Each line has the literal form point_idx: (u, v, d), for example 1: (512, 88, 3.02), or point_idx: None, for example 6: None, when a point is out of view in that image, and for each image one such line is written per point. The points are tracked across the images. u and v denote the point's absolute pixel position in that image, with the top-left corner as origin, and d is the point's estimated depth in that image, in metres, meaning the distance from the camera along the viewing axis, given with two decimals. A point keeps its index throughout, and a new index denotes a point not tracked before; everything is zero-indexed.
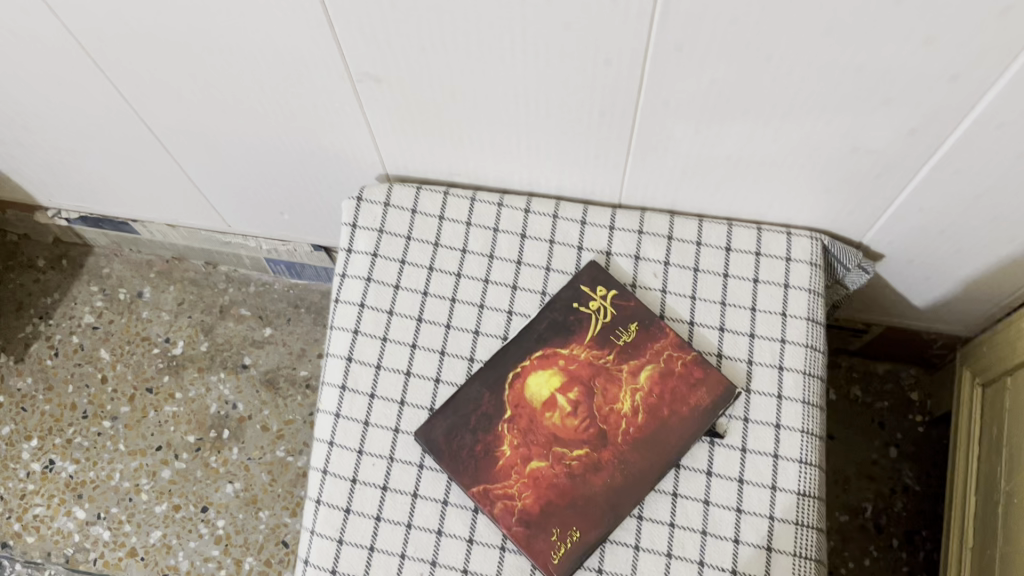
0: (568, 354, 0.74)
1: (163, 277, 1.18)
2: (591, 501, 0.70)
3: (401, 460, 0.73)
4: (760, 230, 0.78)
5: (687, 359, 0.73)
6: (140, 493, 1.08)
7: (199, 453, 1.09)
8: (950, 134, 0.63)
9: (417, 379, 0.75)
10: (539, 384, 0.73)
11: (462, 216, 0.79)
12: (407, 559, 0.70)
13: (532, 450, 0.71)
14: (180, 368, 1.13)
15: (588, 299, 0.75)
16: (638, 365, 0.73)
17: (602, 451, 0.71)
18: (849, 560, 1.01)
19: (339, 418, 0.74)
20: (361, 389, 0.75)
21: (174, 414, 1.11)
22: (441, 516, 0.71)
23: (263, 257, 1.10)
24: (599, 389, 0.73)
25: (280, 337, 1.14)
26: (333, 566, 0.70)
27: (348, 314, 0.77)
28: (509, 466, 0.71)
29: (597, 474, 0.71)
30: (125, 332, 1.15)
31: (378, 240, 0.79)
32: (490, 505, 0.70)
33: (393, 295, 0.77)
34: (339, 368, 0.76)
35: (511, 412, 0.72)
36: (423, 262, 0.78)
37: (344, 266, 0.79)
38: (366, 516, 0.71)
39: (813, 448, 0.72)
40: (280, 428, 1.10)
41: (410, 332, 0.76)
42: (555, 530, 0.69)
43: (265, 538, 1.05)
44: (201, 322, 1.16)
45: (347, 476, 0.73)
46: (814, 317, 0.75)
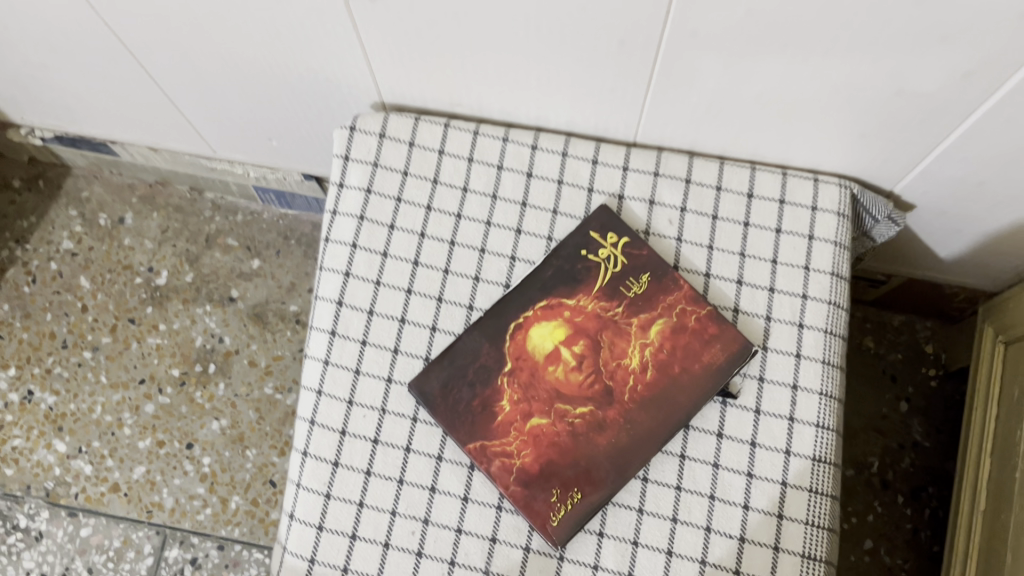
0: (574, 305, 0.69)
1: (145, 202, 1.12)
2: (595, 461, 0.66)
3: (393, 412, 0.68)
4: (785, 176, 0.73)
5: (701, 313, 0.68)
6: (122, 428, 1.04)
7: (184, 387, 1.05)
8: (1009, 78, 0.56)
9: (412, 327, 0.70)
10: (542, 336, 0.68)
11: (463, 151, 0.73)
12: (398, 516, 0.67)
13: (533, 406, 0.67)
14: (163, 300, 1.08)
15: (597, 246, 0.70)
16: (648, 319, 0.68)
17: (607, 409, 0.67)
18: (853, 515, 0.99)
19: (329, 365, 0.69)
20: (352, 335, 0.70)
21: (157, 346, 1.07)
22: (435, 472, 0.67)
23: (252, 185, 1.05)
24: (606, 344, 0.68)
25: (268, 270, 1.09)
26: (320, 522, 0.67)
27: (340, 254, 0.72)
28: (508, 422, 0.67)
29: (601, 434, 0.66)
30: (106, 260, 1.10)
31: (373, 175, 0.73)
32: (487, 462, 0.66)
33: (388, 236, 0.72)
34: (328, 312, 0.71)
35: (512, 365, 0.68)
36: (421, 201, 0.72)
37: (336, 202, 0.73)
38: (356, 470, 0.68)
39: (831, 411, 0.68)
40: (268, 364, 1.06)
41: (405, 276, 0.71)
42: (555, 491, 0.65)
43: (253, 477, 1.02)
44: (186, 252, 1.10)
45: (335, 428, 0.68)
46: (839, 272, 0.70)
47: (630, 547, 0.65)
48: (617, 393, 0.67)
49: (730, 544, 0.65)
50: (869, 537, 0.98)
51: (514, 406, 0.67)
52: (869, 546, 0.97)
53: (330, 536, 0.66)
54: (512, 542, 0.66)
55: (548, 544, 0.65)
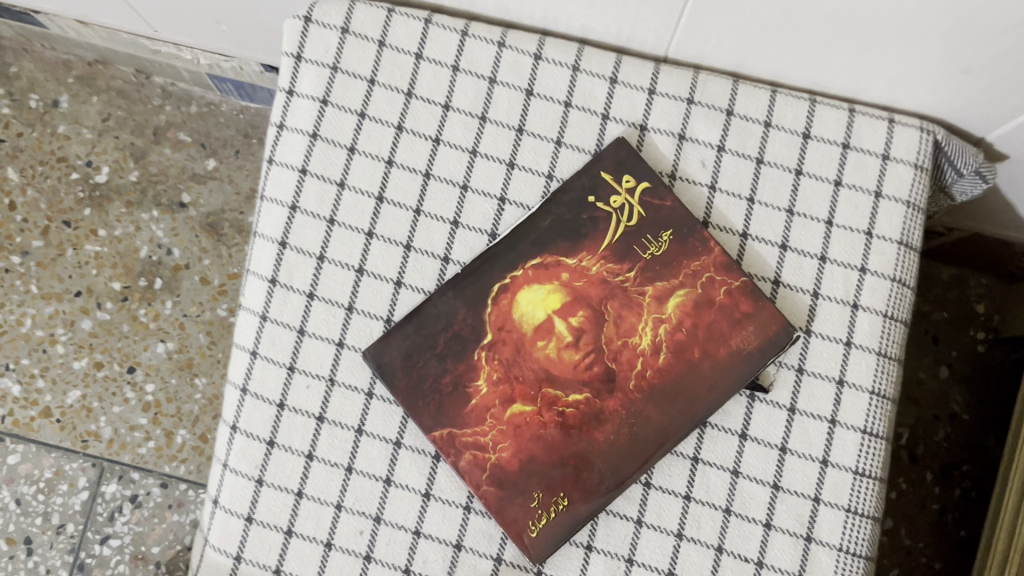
0: (575, 266, 0.55)
1: (84, 84, 0.96)
2: (587, 461, 0.53)
3: (343, 384, 0.55)
4: (853, 113, 0.57)
5: (733, 285, 0.54)
6: (55, 345, 0.92)
7: (126, 304, 0.92)
8: None
9: (371, 280, 0.56)
10: (532, 304, 0.55)
11: (448, 57, 0.58)
12: (343, 511, 0.55)
13: (515, 390, 0.54)
14: (103, 201, 0.94)
15: (608, 192, 0.55)
16: (667, 288, 0.55)
17: (607, 399, 0.54)
18: None
19: (267, 322, 0.56)
20: (297, 286, 0.56)
21: (96, 255, 0.93)
22: (391, 461, 0.55)
23: (205, 72, 0.89)
24: (611, 317, 0.54)
25: (225, 173, 0.94)
26: (249, 513, 0.55)
27: (285, 182, 0.57)
28: (484, 408, 0.54)
29: (598, 429, 0.54)
30: (37, 150, 0.94)
31: (331, 82, 0.57)
32: (455, 455, 0.54)
33: (347, 161, 0.57)
34: (269, 255, 0.57)
35: (493, 338, 0.54)
36: (390, 119, 0.57)
37: (283, 113, 0.58)
38: (295, 452, 0.55)
39: (882, 414, 0.55)
40: (222, 282, 0.93)
41: (367, 216, 0.57)
42: (537, 495, 0.53)
43: (202, 410, 0.91)
44: (130, 145, 0.95)
45: (272, 400, 0.56)
46: (908, 241, 0.56)
47: (623, 565, 0.54)
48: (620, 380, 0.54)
49: (745, 568, 0.54)
50: (890, 517, 0.87)
51: (492, 389, 0.54)
52: (889, 527, 0.87)
53: (261, 530, 0.55)
54: (480, 550, 0.54)
55: (524, 557, 0.53)
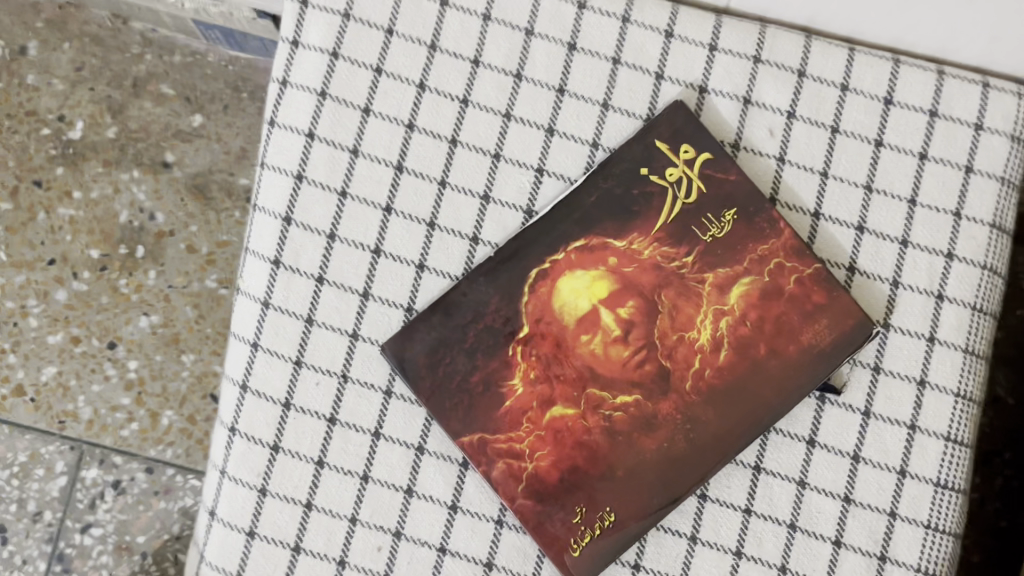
0: (624, 250, 0.48)
1: (54, 28, 0.86)
2: (637, 473, 0.47)
3: (357, 382, 0.49)
4: (943, 76, 0.50)
5: (804, 273, 0.48)
6: (27, 319, 0.84)
7: (105, 273, 0.85)
8: None
9: (390, 262, 0.49)
10: (575, 292, 0.48)
11: (478, 4, 0.50)
12: (359, 525, 0.48)
13: (555, 391, 0.47)
14: (78, 160, 0.85)
15: (664, 164, 0.48)
16: (730, 276, 0.48)
17: (660, 402, 0.47)
18: None
19: (269, 309, 0.49)
20: (304, 269, 0.49)
21: (71, 220, 0.85)
22: (413, 469, 0.48)
23: (189, 17, 0.80)
24: (666, 309, 0.48)
25: (213, 129, 0.86)
26: (251, 527, 0.48)
27: (290, 148, 0.49)
28: (519, 411, 0.47)
29: (649, 437, 0.47)
30: (3, 102, 0.85)
31: (342, 31, 0.50)
32: (487, 464, 0.47)
33: (361, 125, 0.49)
34: (271, 232, 0.49)
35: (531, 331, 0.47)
36: (411, 76, 0.50)
37: (287, 67, 0.50)
38: (303, 459, 0.48)
39: (967, 419, 0.49)
40: (211, 251, 0.85)
41: (384, 189, 0.49)
42: (579, 509, 0.47)
43: (189, 389, 0.84)
44: (107, 98, 0.86)
45: (276, 399, 0.49)
46: (1000, 224, 0.50)
47: None
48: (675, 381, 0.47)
49: None
50: None
51: (529, 390, 0.47)
52: None
53: (264, 547, 0.48)
54: (514, 569, 0.48)
55: None
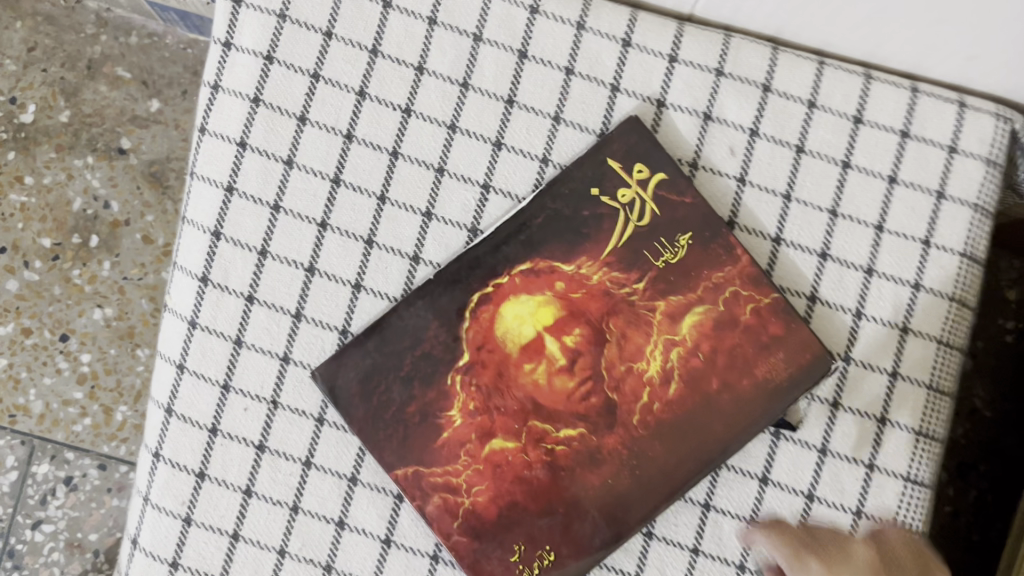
0: (572, 274, 0.45)
1: (6, 6, 0.83)
2: (578, 509, 0.45)
3: (288, 408, 0.46)
4: (917, 93, 0.47)
5: (761, 302, 0.45)
6: None
7: (57, 263, 0.82)
8: None
9: (324, 282, 0.46)
10: (518, 318, 0.45)
11: (424, 7, 0.47)
12: (287, 557, 0.46)
13: (495, 423, 0.45)
14: (29, 144, 0.82)
15: (616, 183, 0.45)
16: (683, 304, 0.45)
17: (605, 436, 0.45)
18: None
19: (196, 329, 0.46)
20: (232, 287, 0.46)
21: (22, 206, 0.82)
22: (345, 500, 0.46)
23: None
24: (614, 337, 0.45)
25: (170, 115, 0.82)
26: (175, 557, 0.46)
27: (220, 158, 0.46)
28: (456, 444, 0.45)
29: (592, 472, 0.45)
30: None
31: (278, 34, 0.47)
32: (421, 499, 0.45)
33: (297, 134, 0.47)
34: (199, 247, 0.46)
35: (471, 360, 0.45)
36: (351, 83, 0.47)
37: (218, 71, 0.47)
38: (230, 487, 0.46)
39: (929, 459, 0.46)
40: (168, 242, 0.82)
41: (320, 204, 0.46)
42: (517, 545, 0.45)
43: (144, 385, 0.81)
44: (60, 80, 0.82)
45: (202, 424, 0.46)
46: (973, 252, 0.47)
47: None
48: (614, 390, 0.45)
49: None
50: None
51: (468, 421, 0.45)
52: None
53: None
54: None
55: None
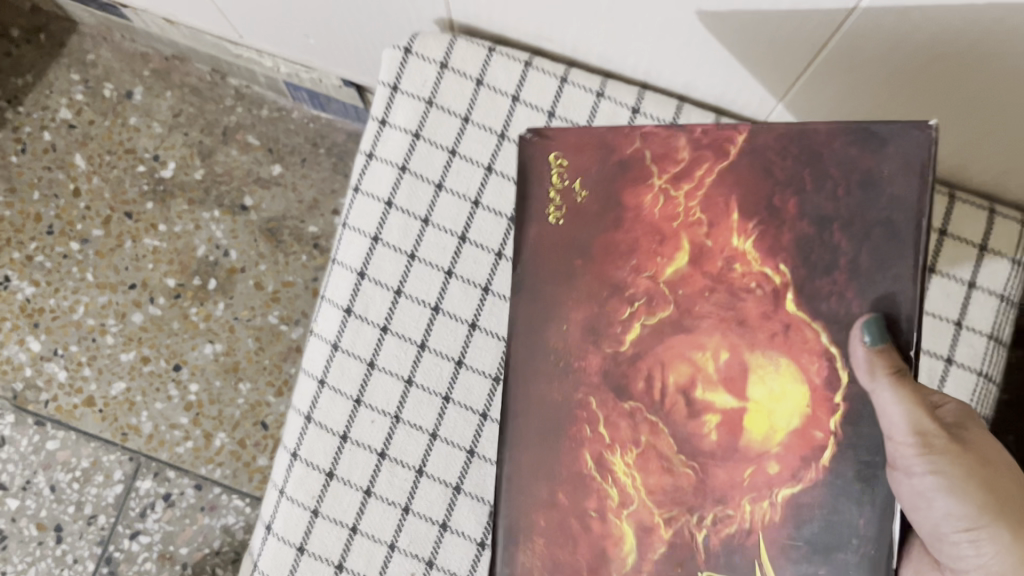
0: (794, 492, 0.42)
1: (159, 77, 0.95)
2: (526, 291, 0.49)
3: (407, 422, 0.55)
4: (953, 198, 0.54)
5: (582, 564, 0.45)
6: (104, 336, 0.92)
7: (178, 301, 0.92)
8: None
9: (446, 320, 0.56)
10: (779, 413, 0.43)
11: (544, 101, 0.57)
12: (396, 551, 0.54)
13: (708, 268, 0.45)
14: (166, 195, 0.94)
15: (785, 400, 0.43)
16: (637, 533, 0.44)
17: (586, 358, 0.47)
18: None
19: (337, 351, 0.56)
20: (371, 319, 0.56)
21: (154, 249, 0.93)
22: (449, 506, 0.54)
23: (281, 78, 0.88)
24: (666, 475, 0.44)
25: (289, 179, 0.94)
26: (301, 543, 0.54)
27: (369, 213, 0.57)
28: (760, 204, 0.45)
29: (577, 335, 0.47)
30: (106, 139, 0.95)
31: (425, 116, 0.57)
32: (752, 135, 0.46)
33: (433, 198, 0.57)
34: (346, 284, 0.56)
35: (841, 294, 0.43)
36: (481, 159, 0.57)
37: (374, 143, 0.58)
38: (353, 487, 0.54)
39: None
40: (276, 289, 0.92)
41: (447, 254, 0.56)
42: (551, 216, 0.49)
43: (243, 415, 0.91)
44: (199, 143, 0.94)
45: (335, 430, 0.55)
46: (999, 336, 0.53)
47: None
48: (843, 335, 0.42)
49: None
50: None
51: (768, 271, 0.44)
52: None
53: (311, 562, 0.54)
54: None
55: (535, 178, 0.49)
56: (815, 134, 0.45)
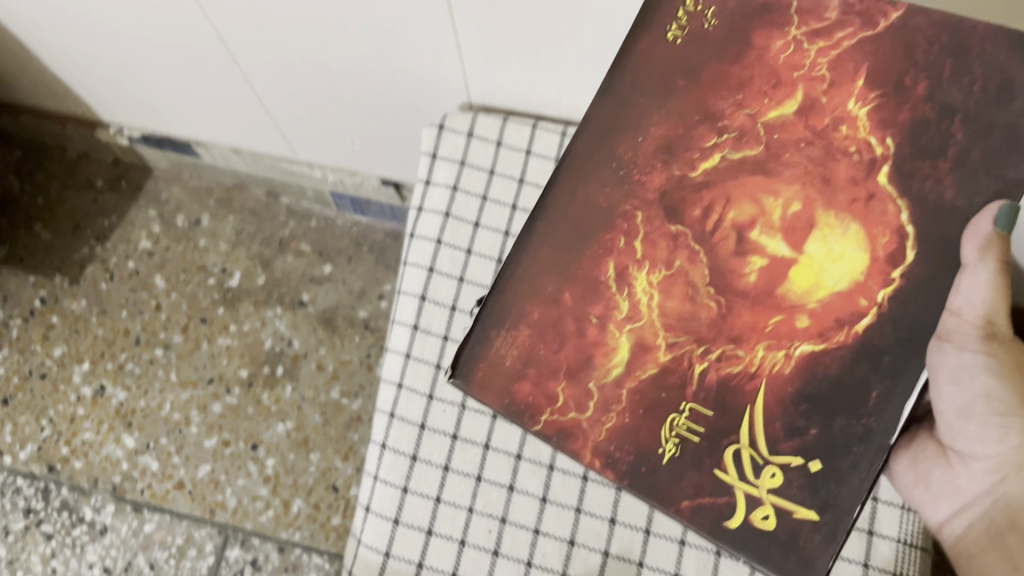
0: (815, 350, 0.45)
1: (222, 205, 1.13)
2: (621, 92, 0.52)
3: (472, 408, 0.67)
4: None
5: (562, 363, 0.49)
6: (189, 426, 1.05)
7: (252, 389, 1.06)
8: None
9: None
10: (831, 271, 0.46)
11: (551, 152, 0.74)
12: (475, 513, 0.65)
13: (814, 121, 0.48)
14: (235, 300, 1.09)
15: (840, 266, 0.46)
16: (634, 352, 0.48)
17: (650, 172, 0.50)
18: None
19: (410, 359, 0.69)
20: (434, 330, 0.70)
21: (227, 347, 1.08)
22: (513, 471, 0.66)
23: (328, 189, 1.05)
24: (688, 302, 0.48)
25: (339, 275, 1.09)
26: (396, 515, 0.66)
27: (424, 250, 0.72)
28: (890, 80, 0.47)
29: (648, 148, 0.51)
30: (181, 261, 1.11)
31: (459, 173, 0.73)
32: (907, 15, 0.48)
33: (473, 233, 0.72)
34: (411, 307, 0.71)
35: (939, 180, 0.45)
36: (507, 199, 0.73)
37: (422, 199, 0.74)
38: (434, 465, 0.66)
39: None
40: (336, 368, 1.06)
41: (489, 274, 0.71)
42: (670, 33, 0.52)
43: (315, 481, 1.02)
44: (259, 255, 1.11)
45: (415, 421, 0.67)
46: None
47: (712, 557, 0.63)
48: (968, 220, 0.44)
49: None
50: None
51: (871, 140, 0.47)
52: None
53: (406, 531, 0.65)
54: (591, 545, 0.64)
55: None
56: (971, 31, 0.47)
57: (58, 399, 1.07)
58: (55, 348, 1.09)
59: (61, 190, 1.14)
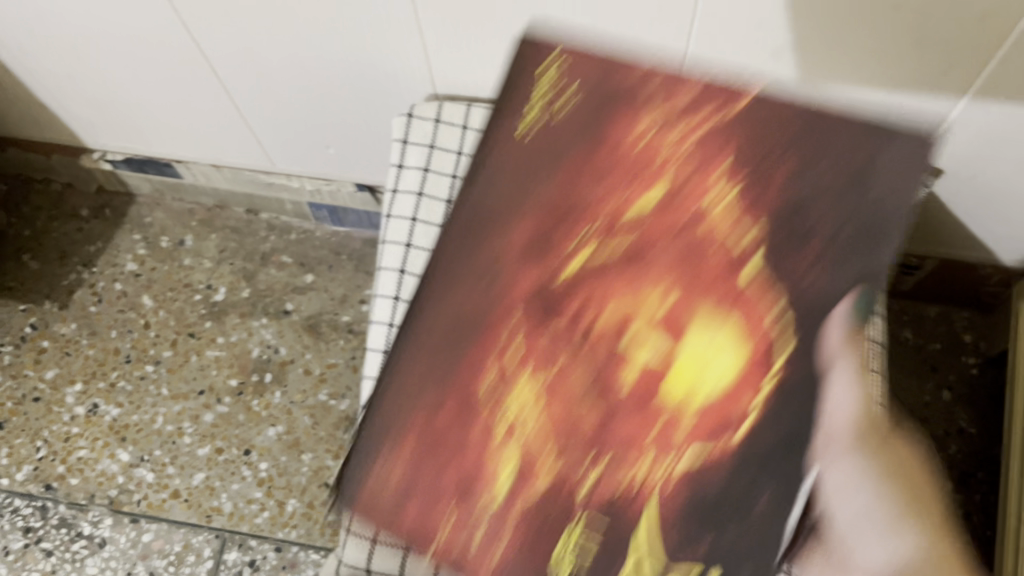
0: (713, 440, 0.54)
1: (205, 225, 1.18)
2: (544, 126, 0.68)
3: None
4: None
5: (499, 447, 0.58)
6: (183, 437, 1.08)
7: (242, 397, 1.09)
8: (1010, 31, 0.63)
9: None
10: (708, 376, 0.56)
11: None
12: None
13: (678, 210, 0.63)
14: (222, 313, 1.13)
15: (723, 363, 0.57)
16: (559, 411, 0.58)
17: (587, 206, 0.64)
18: None
19: (392, 327, 0.73)
20: (414, 299, 0.73)
21: (216, 358, 1.11)
22: None
23: (305, 201, 1.10)
24: (593, 373, 0.58)
25: (321, 284, 1.14)
26: None
27: (401, 228, 0.75)
28: (762, 155, 0.64)
29: (586, 176, 0.65)
30: (167, 280, 1.15)
31: (430, 155, 0.78)
32: None
33: (446, 210, 0.76)
34: (392, 280, 0.74)
35: (815, 263, 0.60)
36: None
37: (395, 181, 0.78)
38: None
39: None
40: (322, 372, 1.10)
41: None
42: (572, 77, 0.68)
43: (308, 480, 1.05)
44: (243, 269, 1.15)
45: None
46: None
47: None
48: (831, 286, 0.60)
49: None
50: None
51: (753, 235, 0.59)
52: None
53: None
54: None
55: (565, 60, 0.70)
56: None
57: (52, 419, 1.09)
58: (48, 370, 1.11)
59: (48, 221, 1.19)
